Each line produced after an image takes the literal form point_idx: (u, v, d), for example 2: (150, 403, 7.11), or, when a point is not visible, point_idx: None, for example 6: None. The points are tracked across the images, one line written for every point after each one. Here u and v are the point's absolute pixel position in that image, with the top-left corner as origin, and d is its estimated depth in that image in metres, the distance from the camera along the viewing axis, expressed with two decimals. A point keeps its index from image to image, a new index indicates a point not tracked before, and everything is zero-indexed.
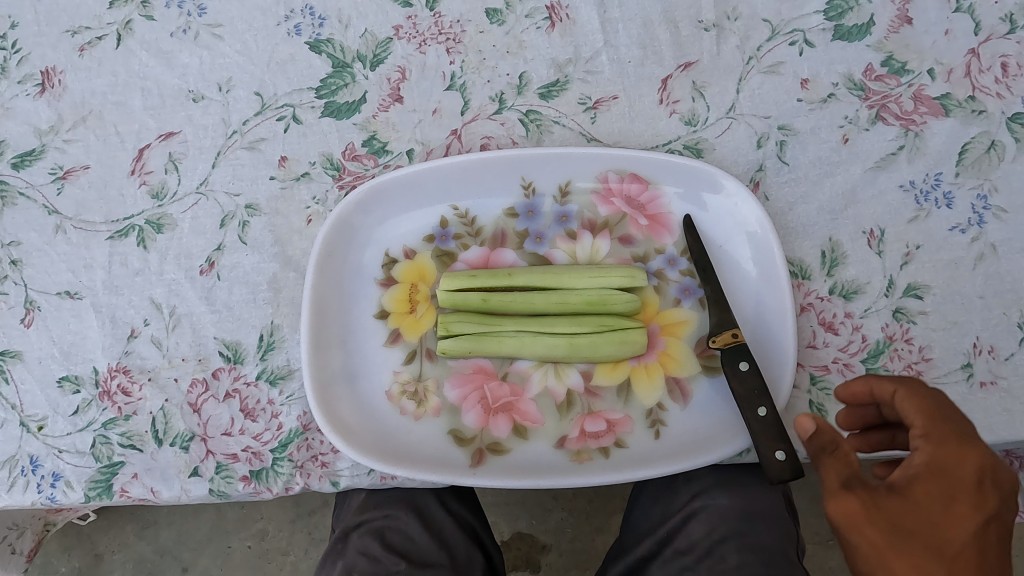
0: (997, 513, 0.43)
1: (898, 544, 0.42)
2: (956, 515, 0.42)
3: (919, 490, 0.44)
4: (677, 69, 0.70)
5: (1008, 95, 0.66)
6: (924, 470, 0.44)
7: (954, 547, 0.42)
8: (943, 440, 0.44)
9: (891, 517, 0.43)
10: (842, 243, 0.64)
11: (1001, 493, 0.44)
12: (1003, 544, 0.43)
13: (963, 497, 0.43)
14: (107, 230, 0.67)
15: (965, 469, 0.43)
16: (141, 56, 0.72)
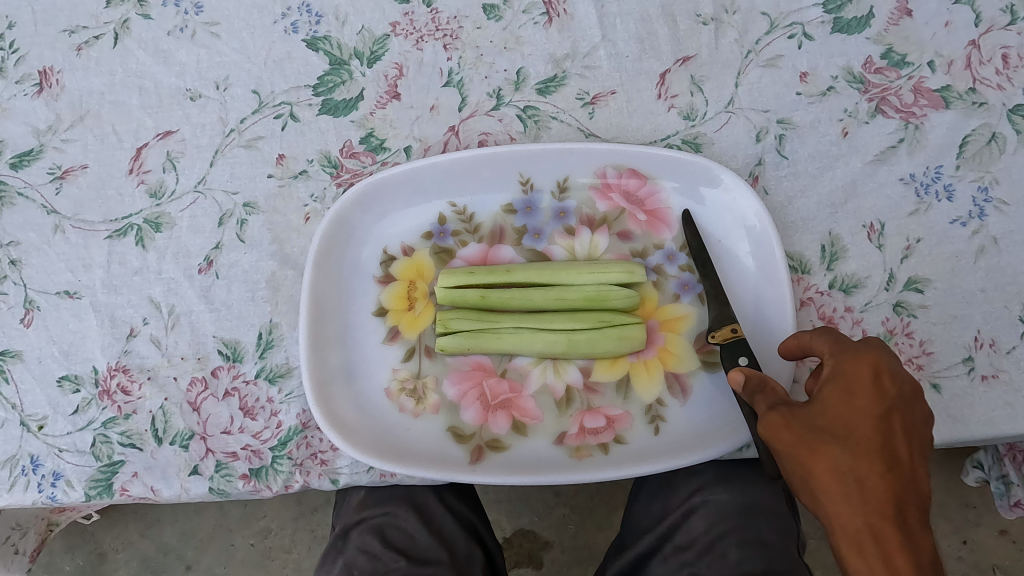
0: (900, 399, 0.50)
1: (815, 442, 0.49)
2: (860, 409, 0.49)
3: (830, 395, 0.51)
4: (675, 64, 0.69)
5: (1009, 87, 0.66)
6: (832, 375, 0.51)
7: (858, 434, 0.49)
8: (845, 356, 0.51)
9: (806, 421, 0.50)
10: (842, 237, 0.64)
11: (901, 380, 0.50)
12: (906, 425, 0.50)
13: (863, 393, 0.50)
14: (105, 230, 0.67)
15: (861, 371, 0.50)
16: (139, 55, 0.72)
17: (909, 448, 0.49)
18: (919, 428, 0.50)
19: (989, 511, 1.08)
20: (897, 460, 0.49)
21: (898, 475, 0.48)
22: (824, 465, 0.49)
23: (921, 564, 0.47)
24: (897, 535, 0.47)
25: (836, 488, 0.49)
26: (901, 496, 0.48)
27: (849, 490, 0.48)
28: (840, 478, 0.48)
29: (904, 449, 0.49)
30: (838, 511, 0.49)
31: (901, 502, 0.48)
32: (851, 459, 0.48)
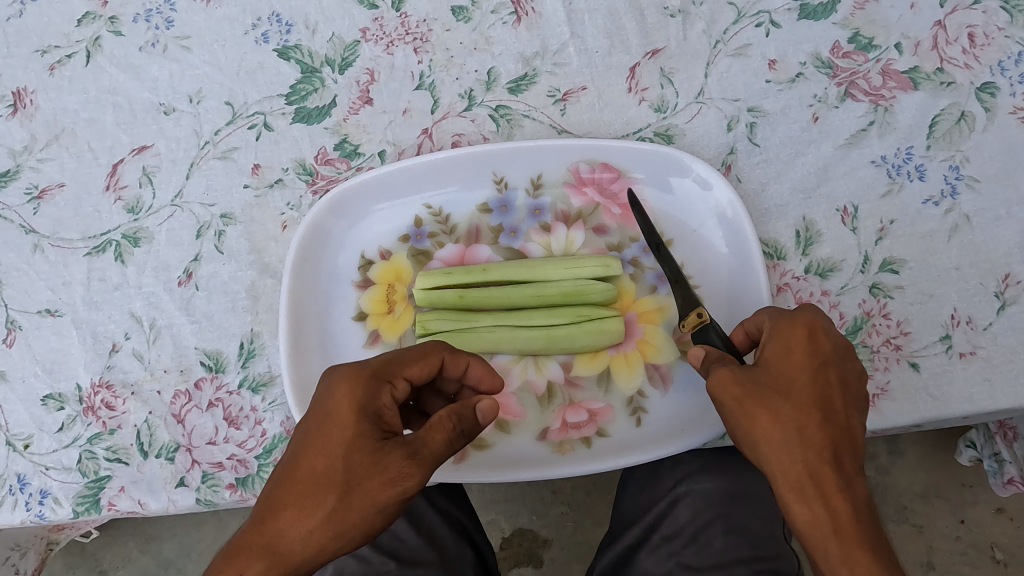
0: (835, 355, 0.51)
1: (761, 396, 0.50)
2: (799, 362, 0.50)
3: (770, 353, 0.51)
4: (644, 57, 0.70)
5: (976, 65, 0.66)
6: (770, 335, 0.52)
7: (798, 385, 0.49)
8: (783, 318, 0.52)
9: (752, 377, 0.50)
10: (816, 222, 0.64)
11: (835, 339, 0.51)
12: (843, 379, 0.50)
13: (801, 348, 0.50)
14: (84, 247, 0.67)
15: (798, 329, 0.51)
16: (111, 72, 0.72)
17: (845, 399, 0.50)
18: (855, 382, 0.51)
19: (985, 489, 1.08)
20: (834, 410, 0.49)
21: (835, 424, 0.49)
22: (765, 416, 0.49)
23: (857, 505, 0.47)
24: (834, 480, 0.47)
25: (779, 439, 0.48)
26: (838, 442, 0.48)
27: (788, 438, 0.48)
28: (783, 427, 0.48)
29: (841, 399, 0.49)
30: (781, 461, 0.48)
31: (837, 447, 0.48)
32: (790, 407, 0.49)
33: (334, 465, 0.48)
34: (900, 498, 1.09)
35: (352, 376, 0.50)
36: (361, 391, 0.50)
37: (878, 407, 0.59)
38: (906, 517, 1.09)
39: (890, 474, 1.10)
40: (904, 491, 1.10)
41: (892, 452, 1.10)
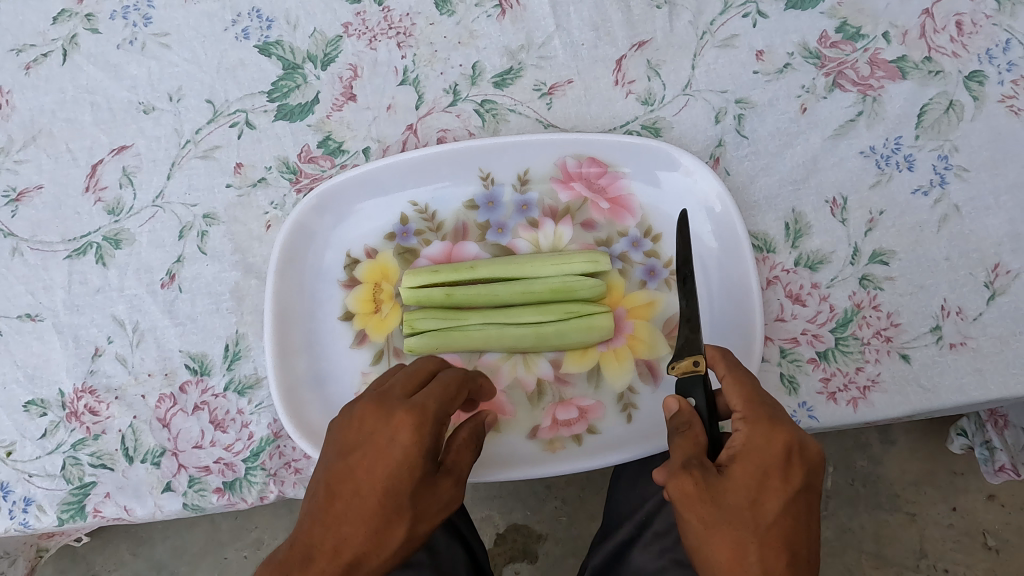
0: (807, 475, 0.46)
1: (722, 524, 0.44)
2: (774, 490, 0.45)
3: (739, 472, 0.46)
4: (631, 49, 0.69)
5: (964, 54, 0.66)
6: (744, 452, 0.47)
7: (770, 521, 0.44)
8: (767, 428, 0.47)
9: (718, 495, 0.45)
10: (805, 214, 0.64)
11: (807, 452, 0.46)
12: (809, 500, 0.47)
13: (777, 472, 0.46)
14: (64, 250, 0.66)
15: (777, 446, 0.46)
16: (88, 71, 0.71)
17: (807, 531, 0.46)
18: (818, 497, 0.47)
19: (977, 477, 1.09)
20: (801, 542, 0.45)
21: (802, 564, 0.44)
22: (727, 555, 0.44)
23: None
24: None
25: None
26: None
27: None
28: (743, 570, 0.43)
29: (807, 528, 0.46)
30: None
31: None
32: (748, 546, 0.44)
33: (385, 484, 0.45)
34: (893, 487, 1.10)
35: (422, 397, 0.48)
36: (432, 414, 0.48)
37: (869, 399, 0.58)
38: (899, 506, 1.09)
39: (883, 464, 1.10)
40: (897, 480, 1.10)
41: (884, 441, 1.11)
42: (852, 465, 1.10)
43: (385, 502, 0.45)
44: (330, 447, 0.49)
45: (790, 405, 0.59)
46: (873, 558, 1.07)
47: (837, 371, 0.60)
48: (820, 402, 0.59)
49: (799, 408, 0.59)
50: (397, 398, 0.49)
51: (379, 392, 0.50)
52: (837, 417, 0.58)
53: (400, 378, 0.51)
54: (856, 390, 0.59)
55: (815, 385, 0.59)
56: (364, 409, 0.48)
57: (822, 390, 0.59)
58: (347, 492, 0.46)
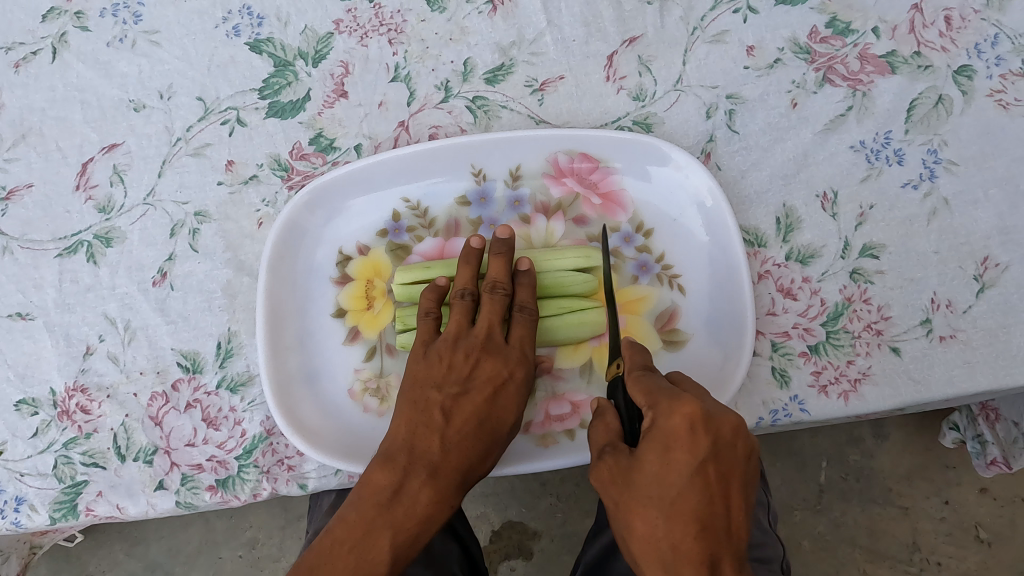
0: (715, 446, 0.49)
1: (634, 503, 0.50)
2: (678, 464, 0.49)
3: (647, 452, 0.50)
4: (622, 45, 0.69)
5: (953, 48, 0.66)
6: (652, 430, 0.51)
7: (676, 493, 0.49)
8: (666, 408, 0.50)
9: (628, 477, 0.50)
10: (796, 208, 0.64)
11: (717, 424, 0.50)
12: (724, 471, 0.50)
13: (680, 446, 0.49)
14: (54, 248, 0.65)
15: (677, 423, 0.49)
16: (78, 69, 0.70)
17: (723, 493, 0.49)
18: (740, 466, 0.50)
19: (969, 470, 1.09)
20: (712, 511, 0.48)
21: (712, 533, 0.48)
22: (643, 528, 0.49)
23: None
24: None
25: (652, 551, 0.49)
26: (716, 551, 0.47)
27: (662, 556, 0.48)
28: (657, 544, 0.48)
29: (722, 498, 0.49)
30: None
31: (715, 557, 0.47)
32: (657, 518, 0.49)
33: (496, 413, 0.57)
34: (886, 481, 1.10)
35: (523, 341, 0.59)
36: (530, 354, 0.59)
37: (860, 392, 0.59)
38: (892, 500, 1.09)
39: (876, 458, 1.11)
40: (890, 474, 1.10)
41: (877, 435, 1.11)
42: (845, 459, 1.11)
43: (496, 426, 0.57)
44: (436, 369, 0.58)
45: (782, 398, 0.59)
46: (867, 551, 1.08)
47: (829, 364, 0.60)
48: (811, 395, 0.59)
49: (790, 402, 0.59)
50: (499, 339, 0.59)
51: (483, 330, 0.59)
52: (829, 410, 0.59)
53: (493, 313, 0.60)
54: (847, 383, 0.59)
55: (807, 378, 0.60)
56: (473, 346, 0.59)
57: (814, 383, 0.59)
58: (464, 414, 0.57)
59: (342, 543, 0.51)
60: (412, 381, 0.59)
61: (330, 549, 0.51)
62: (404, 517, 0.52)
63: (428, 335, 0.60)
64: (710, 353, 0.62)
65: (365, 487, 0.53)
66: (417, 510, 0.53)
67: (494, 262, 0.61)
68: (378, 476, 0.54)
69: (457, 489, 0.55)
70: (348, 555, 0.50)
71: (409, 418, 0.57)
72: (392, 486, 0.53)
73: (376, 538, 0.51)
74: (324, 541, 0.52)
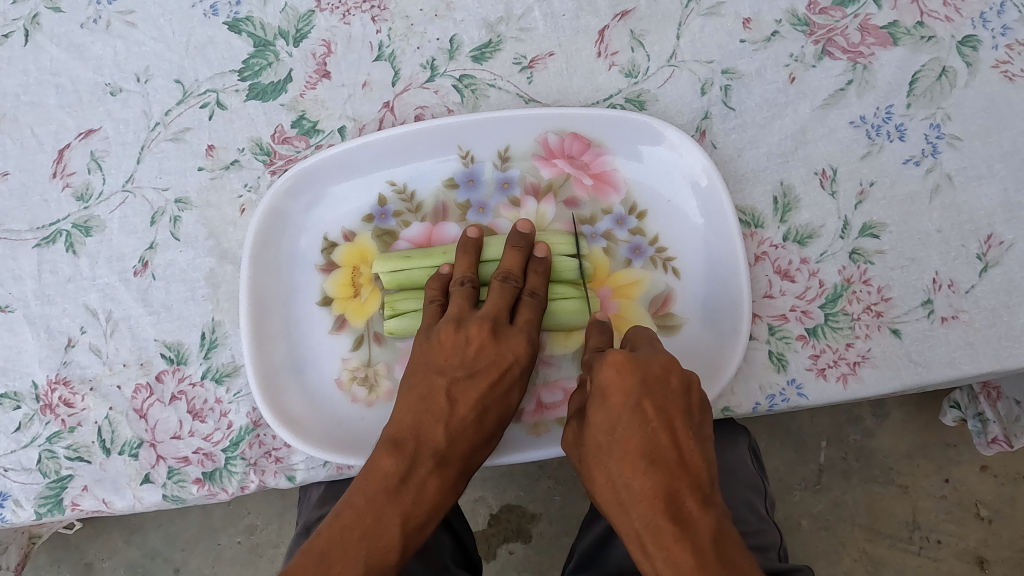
0: (645, 383, 0.51)
1: (593, 457, 0.51)
2: (616, 407, 0.51)
3: (592, 407, 0.52)
4: (614, 19, 0.66)
5: (957, 18, 0.63)
6: (592, 388, 0.53)
7: (621, 435, 0.50)
8: (597, 364, 0.52)
9: (585, 436, 0.52)
10: (794, 186, 0.62)
11: (644, 365, 0.52)
12: (662, 406, 0.51)
13: (615, 391, 0.51)
14: (32, 238, 0.64)
15: (609, 374, 0.51)
16: (52, 52, 0.67)
17: (667, 430, 0.50)
18: (680, 399, 0.51)
19: (970, 448, 1.09)
20: (657, 445, 0.49)
21: (662, 466, 0.48)
22: (601, 478, 0.51)
23: (700, 547, 0.45)
24: (675, 529, 0.45)
25: (614, 499, 0.50)
26: (671, 483, 0.47)
27: (621, 499, 0.49)
28: (615, 490, 0.49)
29: (665, 430, 0.50)
30: (622, 523, 0.49)
31: (670, 490, 0.47)
32: (609, 464, 0.50)
33: (499, 399, 0.56)
34: (886, 460, 1.09)
35: (530, 325, 0.58)
36: (536, 338, 0.58)
37: (859, 375, 0.58)
38: (893, 479, 1.09)
39: (876, 437, 1.10)
40: (890, 453, 1.09)
41: (877, 414, 1.10)
42: (845, 439, 1.10)
43: (500, 412, 0.56)
44: (439, 352, 0.57)
45: (779, 382, 0.58)
46: (867, 530, 1.07)
47: (827, 347, 0.58)
48: (809, 379, 0.58)
49: (788, 386, 0.58)
50: (505, 324, 0.58)
51: (490, 312, 0.58)
52: (826, 394, 0.57)
53: (500, 298, 0.58)
54: (846, 366, 0.58)
55: (805, 362, 0.58)
56: (478, 330, 0.57)
57: (812, 366, 0.58)
58: (468, 400, 0.55)
59: (353, 529, 0.51)
60: (416, 367, 0.58)
61: (341, 535, 0.50)
62: (413, 504, 0.52)
63: (433, 321, 0.59)
64: (704, 336, 0.60)
65: (371, 474, 0.52)
66: (425, 499, 0.53)
67: (509, 254, 0.60)
68: (386, 462, 0.52)
69: (462, 474, 0.55)
70: (358, 541, 0.50)
71: (414, 406, 0.56)
72: (399, 473, 0.52)
73: (386, 524, 0.51)
74: (333, 527, 0.51)
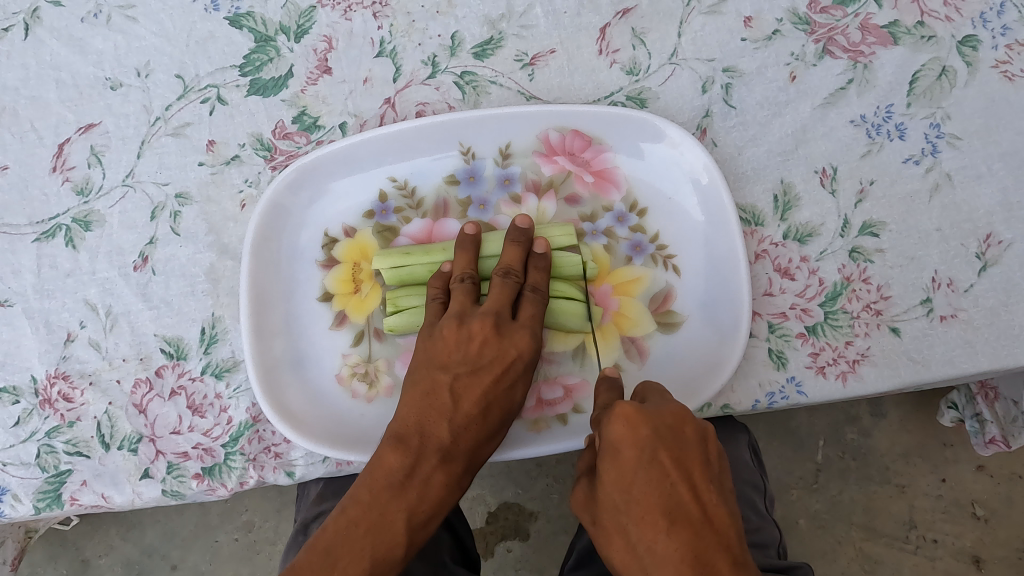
0: (658, 434, 0.49)
1: (608, 521, 0.50)
2: (629, 463, 0.49)
3: (603, 465, 0.50)
4: (615, 17, 0.67)
5: (957, 18, 0.64)
6: (602, 443, 0.51)
7: (638, 493, 0.48)
8: (605, 419, 0.50)
9: (599, 497, 0.51)
10: (794, 185, 0.62)
11: (656, 416, 0.50)
12: (678, 457, 0.49)
13: (626, 446, 0.49)
14: (32, 232, 0.63)
15: (618, 426, 0.49)
16: (52, 46, 0.67)
17: (686, 486, 0.48)
18: (695, 449, 0.50)
19: (966, 448, 1.09)
20: (678, 501, 0.47)
21: (684, 525, 0.46)
22: (619, 542, 0.49)
23: None
24: None
25: (636, 566, 0.48)
26: (698, 544, 0.45)
27: (644, 565, 0.47)
28: (636, 555, 0.48)
29: (684, 484, 0.48)
30: None
31: (698, 552, 0.45)
32: (628, 526, 0.48)
33: (503, 394, 0.56)
34: (883, 459, 1.10)
35: (533, 320, 0.58)
36: (540, 333, 0.58)
37: (859, 373, 0.58)
38: (889, 478, 1.09)
39: (873, 436, 1.10)
40: (887, 452, 1.10)
41: (874, 414, 1.11)
42: (842, 438, 1.10)
43: (504, 408, 0.56)
44: (442, 348, 0.57)
45: (779, 379, 0.58)
46: (864, 529, 1.08)
47: (826, 345, 0.59)
48: (808, 376, 0.58)
49: (787, 383, 0.58)
50: (507, 321, 0.58)
51: (493, 308, 0.58)
52: (826, 391, 0.58)
53: (503, 294, 0.59)
54: (845, 364, 0.58)
55: (804, 359, 0.58)
56: (481, 326, 0.57)
57: (811, 364, 0.58)
58: (472, 396, 0.56)
59: (358, 525, 0.51)
60: (418, 362, 0.58)
61: (346, 531, 0.50)
62: (418, 499, 0.52)
63: (435, 317, 0.59)
64: (705, 334, 0.60)
65: (375, 469, 0.53)
66: (429, 495, 0.53)
67: (508, 248, 0.60)
68: (391, 457, 0.53)
69: (467, 470, 0.55)
70: (363, 537, 0.50)
71: (418, 402, 0.56)
72: (404, 468, 0.52)
73: (391, 520, 0.51)
74: (338, 521, 0.51)
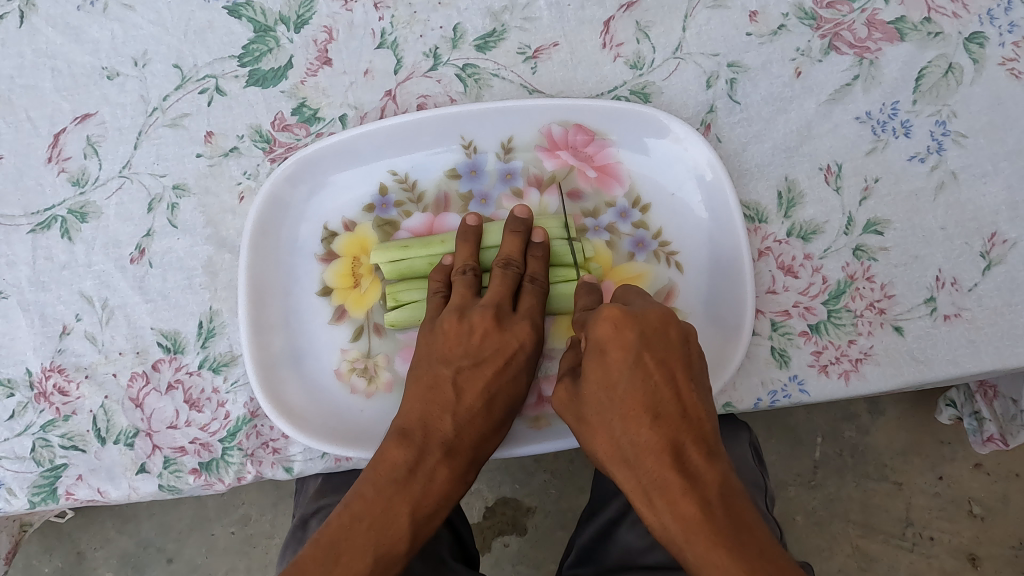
0: (644, 337, 0.52)
1: (592, 419, 0.52)
2: (615, 363, 0.52)
3: (588, 364, 0.53)
4: (619, 10, 0.66)
5: (965, 14, 0.63)
6: (588, 345, 0.53)
7: (623, 391, 0.51)
8: (593, 321, 0.53)
9: (586, 398, 0.53)
10: (799, 181, 0.62)
11: (643, 318, 0.53)
12: (662, 358, 0.52)
13: (613, 347, 0.52)
14: (27, 224, 0.63)
15: (604, 329, 0.52)
16: (47, 34, 0.66)
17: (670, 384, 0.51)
18: (679, 352, 0.52)
19: (964, 446, 1.09)
20: (661, 399, 0.50)
21: (666, 419, 0.50)
22: (602, 438, 0.52)
23: (706, 499, 0.46)
24: (681, 483, 0.47)
25: (615, 455, 0.51)
26: (676, 435, 0.49)
27: (627, 456, 0.50)
28: (620, 450, 0.51)
29: (667, 386, 0.51)
30: (624, 478, 0.51)
31: (677, 442, 0.49)
32: (614, 421, 0.51)
33: (506, 387, 0.56)
34: (881, 456, 1.09)
35: (533, 312, 0.58)
36: (540, 324, 0.58)
37: (861, 372, 0.57)
38: (887, 475, 1.09)
39: (871, 434, 1.10)
40: (885, 449, 1.10)
41: (873, 411, 1.10)
42: (840, 435, 1.10)
43: (508, 399, 0.56)
44: (443, 342, 0.57)
45: (781, 378, 0.58)
46: (860, 526, 1.08)
47: (830, 344, 0.58)
48: (811, 375, 0.58)
49: (790, 382, 0.58)
50: (507, 312, 0.58)
51: (493, 301, 0.58)
52: (828, 390, 0.57)
53: (503, 286, 0.58)
54: (848, 363, 0.58)
55: (807, 358, 0.58)
56: (480, 318, 0.57)
57: (814, 363, 0.58)
58: (475, 389, 0.56)
59: (360, 519, 0.50)
60: (419, 357, 0.57)
61: (350, 526, 0.50)
62: (422, 493, 0.52)
63: (436, 311, 0.59)
64: (708, 330, 0.60)
65: (380, 465, 0.52)
66: (434, 488, 0.53)
67: (508, 239, 0.60)
68: (395, 452, 0.52)
69: (471, 464, 0.55)
70: (366, 531, 0.50)
71: (420, 394, 0.56)
72: (408, 463, 0.52)
73: (394, 514, 0.51)
74: (342, 517, 0.51)
